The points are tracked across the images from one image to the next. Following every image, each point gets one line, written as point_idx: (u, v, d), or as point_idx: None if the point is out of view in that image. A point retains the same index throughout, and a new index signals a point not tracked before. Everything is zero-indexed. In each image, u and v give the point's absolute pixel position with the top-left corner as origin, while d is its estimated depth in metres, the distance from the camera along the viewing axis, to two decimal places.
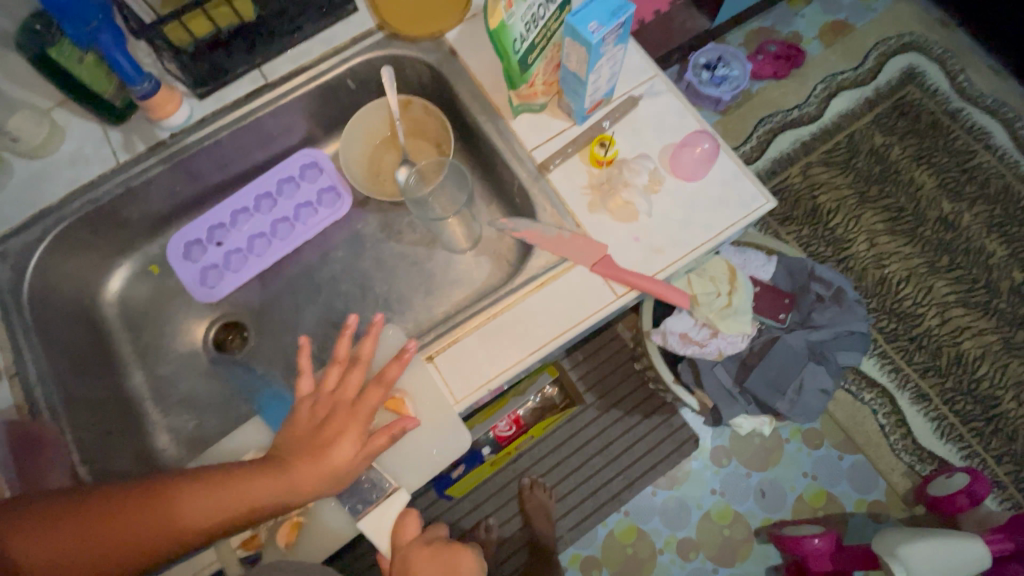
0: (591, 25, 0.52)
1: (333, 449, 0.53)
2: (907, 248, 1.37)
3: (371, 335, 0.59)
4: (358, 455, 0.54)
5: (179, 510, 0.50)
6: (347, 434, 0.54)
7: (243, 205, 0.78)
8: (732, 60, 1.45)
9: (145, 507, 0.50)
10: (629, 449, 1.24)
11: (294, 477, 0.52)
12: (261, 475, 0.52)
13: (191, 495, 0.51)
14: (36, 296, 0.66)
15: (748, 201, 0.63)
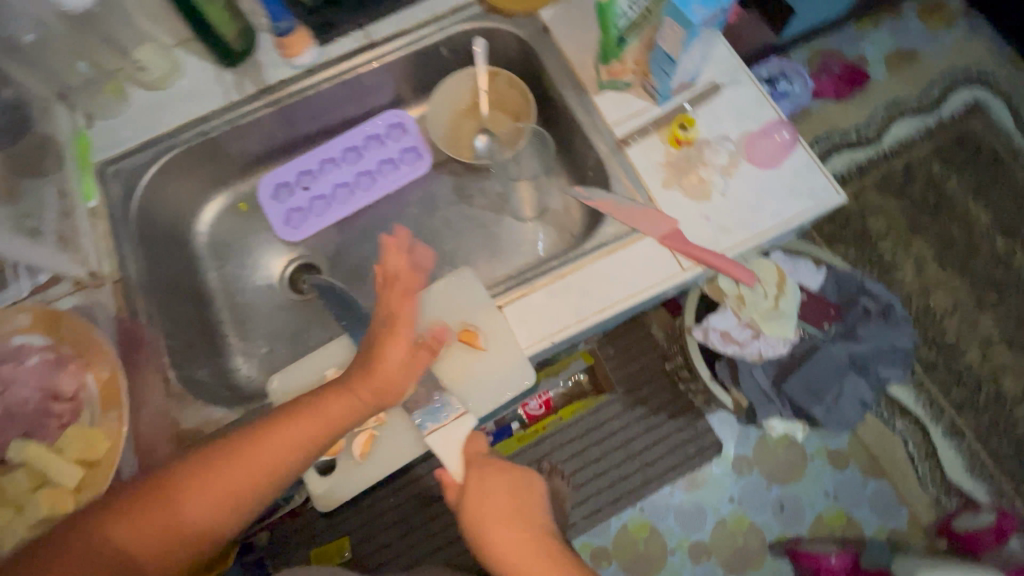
0: (695, 7, 0.56)
1: (381, 366, 0.54)
2: (956, 280, 1.35)
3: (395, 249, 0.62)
4: (409, 370, 0.55)
5: (239, 469, 0.48)
6: (392, 350, 0.55)
7: (331, 155, 0.84)
8: (794, 76, 1.39)
9: (202, 477, 0.47)
10: (650, 447, 1.25)
11: (347, 399, 0.53)
12: (310, 410, 0.52)
13: (244, 452, 0.49)
14: (141, 212, 0.73)
15: (819, 193, 0.65)
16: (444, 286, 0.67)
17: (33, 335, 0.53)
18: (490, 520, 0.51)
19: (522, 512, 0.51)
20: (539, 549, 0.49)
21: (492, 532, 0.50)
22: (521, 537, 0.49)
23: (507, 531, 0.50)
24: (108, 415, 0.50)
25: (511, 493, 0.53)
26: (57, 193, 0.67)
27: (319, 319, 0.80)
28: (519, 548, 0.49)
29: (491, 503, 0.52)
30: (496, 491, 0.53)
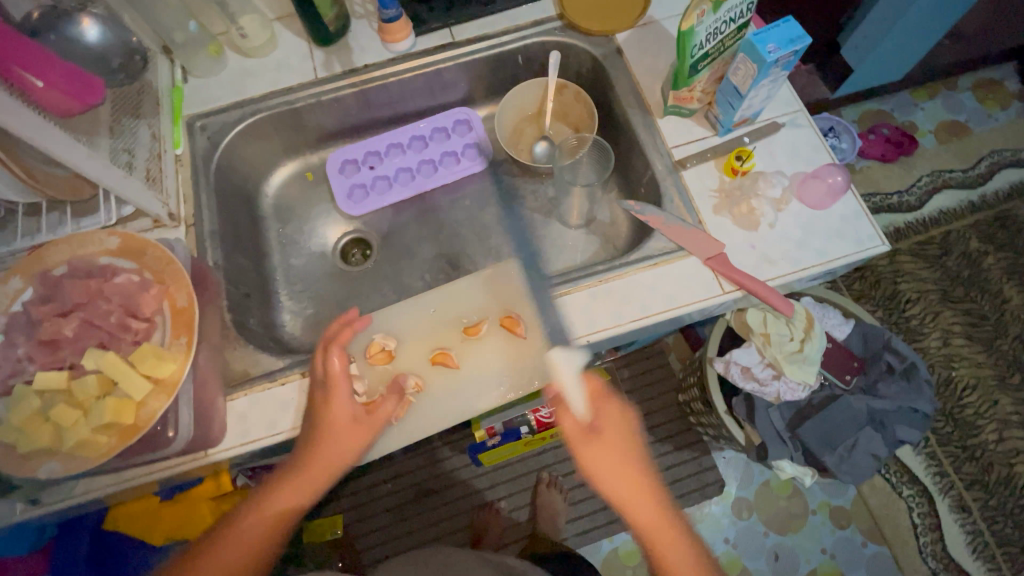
0: (770, 46, 0.59)
1: (332, 437, 0.54)
2: (980, 356, 1.32)
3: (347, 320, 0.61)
4: (361, 431, 0.55)
5: (225, 561, 0.50)
6: (343, 421, 0.55)
7: (398, 141, 0.89)
8: (844, 133, 1.41)
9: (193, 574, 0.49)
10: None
11: (312, 471, 0.53)
12: (282, 489, 0.53)
13: (226, 543, 0.51)
14: (220, 166, 0.78)
15: (863, 239, 0.67)
16: (493, 275, 0.71)
17: (120, 259, 0.58)
18: (615, 465, 0.51)
19: (643, 460, 0.53)
20: (655, 501, 0.51)
21: (616, 477, 0.51)
22: (641, 486, 0.51)
23: (630, 479, 0.51)
24: (178, 339, 0.54)
25: (634, 440, 0.53)
26: (150, 136, 0.72)
27: (363, 292, 0.84)
28: (638, 497, 0.51)
29: (616, 450, 0.52)
30: (623, 437, 0.52)
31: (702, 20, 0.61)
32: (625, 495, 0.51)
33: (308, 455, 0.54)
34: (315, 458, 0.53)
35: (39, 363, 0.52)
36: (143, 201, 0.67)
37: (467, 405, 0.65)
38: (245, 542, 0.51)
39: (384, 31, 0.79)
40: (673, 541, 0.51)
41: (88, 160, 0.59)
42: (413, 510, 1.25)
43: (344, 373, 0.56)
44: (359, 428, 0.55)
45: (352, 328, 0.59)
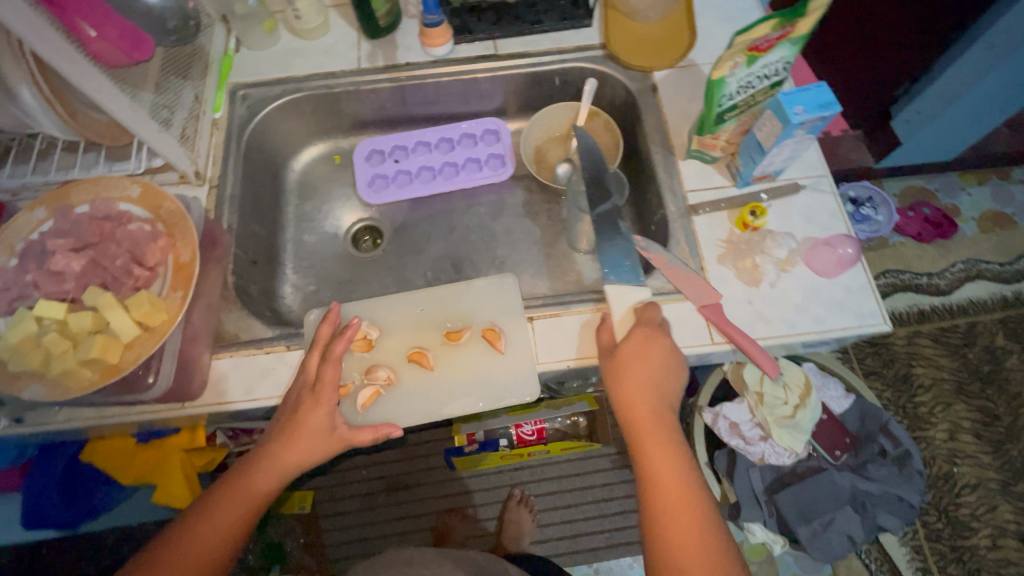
0: (797, 108, 0.59)
1: (305, 441, 0.57)
2: (985, 456, 1.27)
3: (344, 337, 0.60)
4: (332, 443, 0.58)
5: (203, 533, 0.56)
6: (319, 429, 0.57)
7: (426, 140, 0.91)
8: (881, 204, 1.39)
9: (177, 541, 0.55)
10: (623, 513, 1.24)
11: (286, 468, 0.57)
12: (255, 481, 0.57)
13: (204, 519, 0.56)
14: (253, 136, 0.81)
15: (865, 315, 0.66)
16: (487, 285, 0.72)
17: (137, 207, 0.60)
18: (631, 381, 0.58)
19: (661, 392, 0.58)
20: (659, 428, 0.57)
21: (628, 395, 0.58)
22: (652, 411, 0.57)
23: (641, 400, 0.57)
24: (174, 292, 0.56)
25: (659, 372, 0.58)
26: (193, 97, 0.76)
27: (366, 278, 0.86)
28: (643, 418, 0.57)
29: (636, 370, 0.58)
30: (645, 366, 0.58)
31: (733, 73, 0.61)
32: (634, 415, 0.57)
33: (283, 454, 0.57)
34: (291, 457, 0.57)
35: (43, 291, 0.55)
36: (173, 156, 0.70)
37: (434, 407, 0.66)
38: (221, 521, 0.56)
39: (423, 34, 0.81)
40: (667, 472, 0.55)
41: (127, 110, 0.62)
42: (381, 501, 1.26)
43: (331, 386, 0.58)
44: (332, 441, 0.58)
45: (346, 339, 0.59)
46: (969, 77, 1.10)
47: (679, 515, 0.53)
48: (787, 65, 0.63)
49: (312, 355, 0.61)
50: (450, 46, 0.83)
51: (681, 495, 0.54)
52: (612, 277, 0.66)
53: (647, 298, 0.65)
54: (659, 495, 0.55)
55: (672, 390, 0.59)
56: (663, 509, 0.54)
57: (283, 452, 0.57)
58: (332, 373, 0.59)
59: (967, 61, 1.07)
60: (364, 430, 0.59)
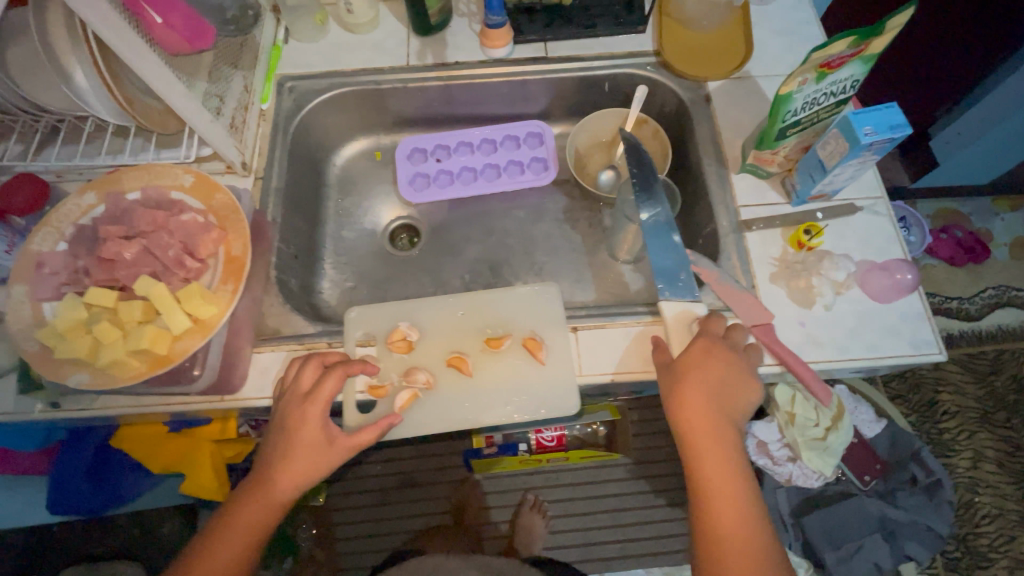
0: (866, 128, 0.57)
1: (303, 453, 0.55)
2: (1007, 487, 1.22)
3: (337, 373, 0.58)
4: (332, 455, 0.56)
5: (222, 554, 0.55)
6: (314, 440, 0.56)
7: (469, 140, 0.90)
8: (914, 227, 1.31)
9: (209, 547, 0.55)
10: (638, 524, 1.22)
11: (296, 480, 0.55)
12: (256, 507, 0.55)
13: (217, 542, 0.55)
14: (298, 129, 0.81)
15: (920, 343, 0.64)
16: (528, 292, 0.70)
17: (190, 197, 0.60)
18: (697, 389, 0.56)
19: (726, 401, 0.57)
20: (722, 439, 0.55)
21: (693, 404, 0.56)
22: (713, 423, 0.56)
23: (707, 409, 0.56)
24: (224, 286, 0.56)
25: (723, 379, 0.58)
26: (242, 87, 0.76)
27: (402, 277, 0.85)
28: (707, 427, 0.55)
29: (702, 377, 0.57)
30: (711, 373, 0.57)
31: (801, 89, 0.60)
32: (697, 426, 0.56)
33: (283, 472, 0.55)
34: (292, 474, 0.55)
35: (94, 278, 0.54)
36: (221, 146, 0.69)
37: (470, 415, 0.65)
38: (235, 542, 0.55)
39: (484, 35, 0.79)
40: (726, 484, 0.55)
41: (181, 97, 0.61)
42: (394, 498, 1.25)
43: (319, 395, 0.57)
44: (331, 451, 0.56)
45: (349, 369, 0.59)
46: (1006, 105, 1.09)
47: (733, 524, 0.54)
48: (857, 83, 0.61)
49: (308, 366, 0.60)
50: (509, 48, 0.81)
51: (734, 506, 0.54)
52: (668, 293, 0.65)
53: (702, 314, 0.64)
54: (715, 504, 0.54)
55: (739, 398, 0.58)
56: (718, 520, 0.54)
57: (282, 469, 0.55)
58: (328, 388, 0.57)
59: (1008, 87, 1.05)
60: (363, 433, 0.57)
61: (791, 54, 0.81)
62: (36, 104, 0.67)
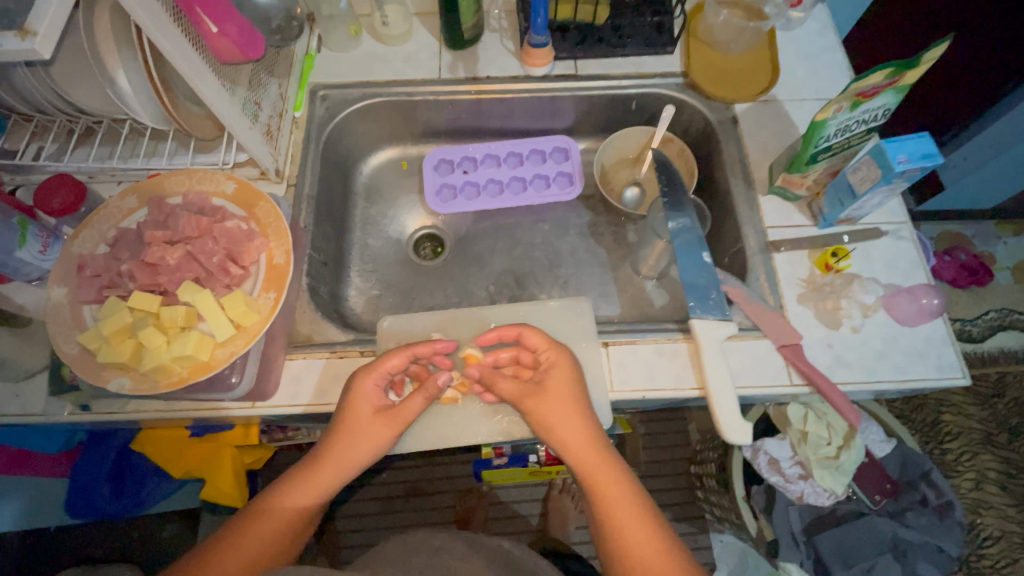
0: (900, 156, 0.58)
1: (359, 429, 0.56)
2: (1010, 509, 1.21)
3: (400, 352, 0.59)
4: (387, 428, 0.56)
5: (256, 536, 0.52)
6: (371, 413, 0.56)
7: (496, 153, 0.91)
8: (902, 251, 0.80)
9: (237, 546, 0.52)
10: None
11: (344, 462, 0.55)
12: (299, 494, 0.55)
13: (249, 528, 0.53)
14: (330, 137, 0.82)
15: (945, 367, 0.65)
16: (559, 307, 0.71)
17: (232, 204, 0.61)
18: (565, 415, 0.55)
19: (590, 418, 0.56)
20: (603, 462, 0.54)
21: (562, 425, 0.55)
22: (588, 438, 0.55)
23: (576, 433, 0.55)
24: (267, 293, 0.56)
25: (581, 394, 0.57)
26: (278, 94, 0.76)
27: (427, 286, 0.85)
28: (585, 454, 0.54)
29: (564, 401, 0.56)
30: (568, 391, 0.56)
31: (836, 115, 0.61)
32: (573, 452, 0.55)
33: (337, 452, 0.55)
34: (348, 452, 0.55)
35: (137, 282, 0.55)
36: (258, 153, 0.70)
37: (502, 429, 0.66)
38: (276, 527, 0.54)
39: (526, 53, 0.81)
40: (618, 505, 0.53)
41: (226, 105, 0.61)
42: (400, 506, 1.24)
43: (381, 368, 0.58)
44: (389, 427, 0.56)
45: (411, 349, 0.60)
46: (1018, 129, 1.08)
47: (642, 537, 0.52)
48: (890, 111, 0.63)
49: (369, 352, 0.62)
50: (550, 67, 0.83)
51: (639, 521, 0.53)
52: (699, 311, 0.66)
53: (733, 332, 0.64)
54: (619, 525, 0.53)
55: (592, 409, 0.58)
56: (626, 536, 0.52)
57: (338, 449, 0.55)
58: (394, 363, 0.59)
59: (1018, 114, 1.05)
60: (412, 404, 0.57)
61: (816, 79, 0.83)
62: (75, 105, 0.67)
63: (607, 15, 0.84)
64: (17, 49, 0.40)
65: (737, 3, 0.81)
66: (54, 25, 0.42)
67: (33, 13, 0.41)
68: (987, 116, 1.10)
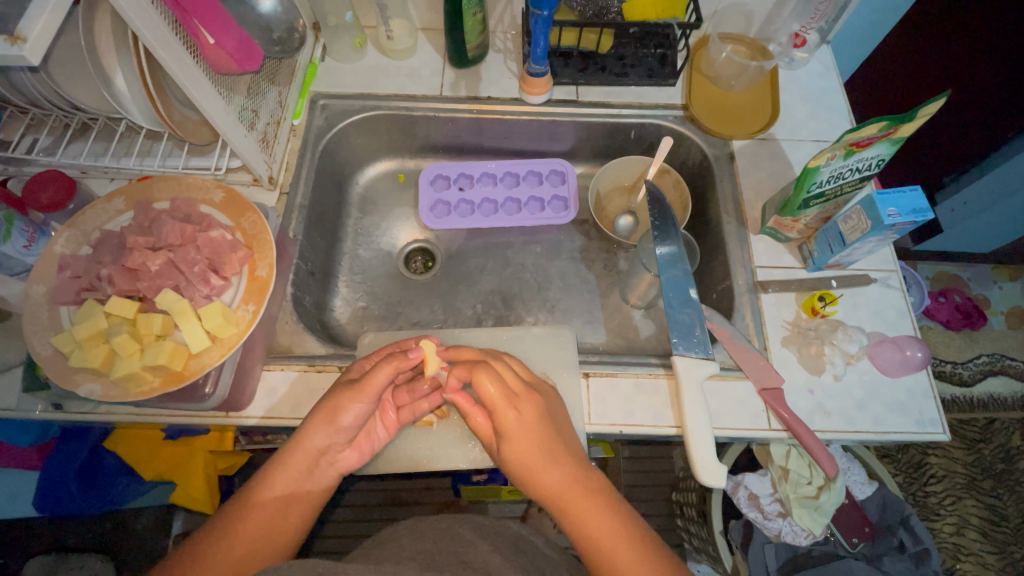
0: (890, 210, 0.58)
1: (330, 404, 0.55)
2: (989, 555, 1.20)
3: (393, 346, 0.62)
4: (356, 397, 0.55)
5: (246, 533, 0.51)
6: (341, 390, 0.56)
7: (492, 173, 0.91)
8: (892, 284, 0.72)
9: (224, 536, 0.50)
10: None
11: (320, 430, 0.55)
12: (282, 477, 0.54)
13: (236, 522, 0.51)
14: (328, 146, 0.82)
15: (925, 422, 0.65)
16: (543, 334, 0.71)
17: (219, 212, 0.61)
18: (536, 455, 0.53)
19: (562, 449, 0.54)
20: (582, 486, 0.53)
21: (537, 465, 0.53)
22: (566, 473, 0.53)
23: (547, 462, 0.53)
24: (246, 305, 0.56)
25: (552, 429, 0.55)
26: (277, 102, 0.76)
27: (415, 300, 0.85)
28: (563, 484, 0.52)
29: (531, 432, 0.53)
30: (534, 420, 0.54)
31: (829, 163, 0.61)
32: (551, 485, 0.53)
33: (303, 429, 0.55)
34: (309, 425, 0.55)
35: (116, 287, 0.55)
36: (251, 159, 0.69)
37: (477, 453, 0.66)
38: (257, 517, 0.52)
39: (525, 81, 0.81)
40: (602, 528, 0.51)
41: (221, 112, 0.61)
42: (377, 515, 1.21)
43: (370, 357, 0.61)
44: (356, 399, 0.55)
45: (400, 345, 0.62)
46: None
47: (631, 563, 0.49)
48: (883, 162, 0.63)
49: None
50: (548, 95, 0.83)
51: (625, 542, 0.50)
52: (682, 348, 0.66)
53: (714, 372, 0.64)
54: (609, 554, 0.50)
55: (566, 439, 0.56)
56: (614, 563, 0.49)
57: (310, 423, 0.55)
58: (383, 352, 0.62)
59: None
60: (378, 372, 0.55)
61: (816, 121, 0.83)
62: (71, 102, 0.67)
63: (610, 45, 0.84)
64: (6, 54, 0.40)
65: (741, 41, 0.84)
66: (46, 30, 0.42)
67: (25, 20, 0.41)
68: (993, 159, 1.09)
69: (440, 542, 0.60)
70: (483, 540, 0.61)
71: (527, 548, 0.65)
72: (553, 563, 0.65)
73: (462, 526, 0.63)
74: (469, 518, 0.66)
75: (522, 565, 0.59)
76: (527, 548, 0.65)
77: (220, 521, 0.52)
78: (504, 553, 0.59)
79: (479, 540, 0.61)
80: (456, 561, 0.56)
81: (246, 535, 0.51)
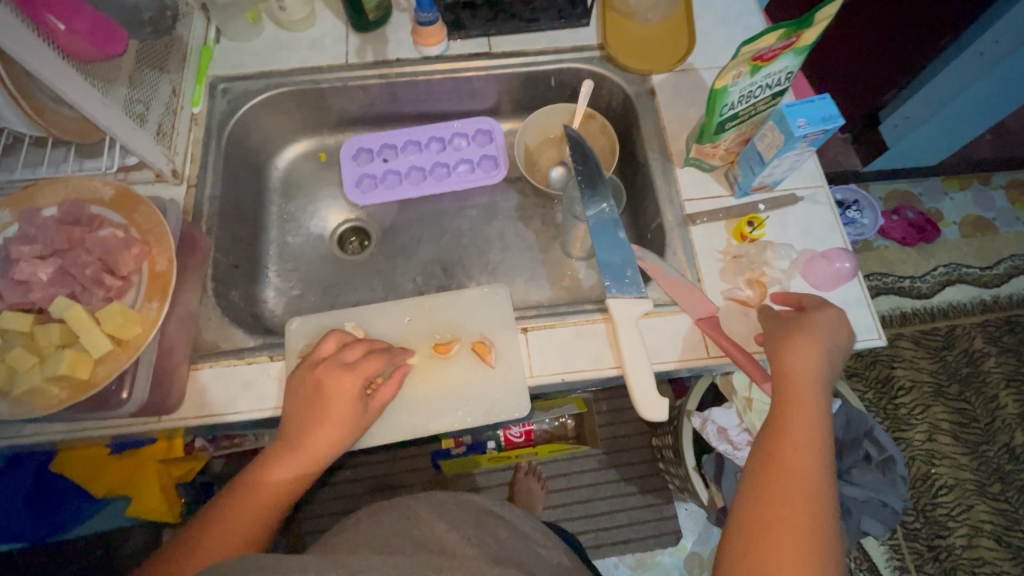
0: (800, 120, 0.57)
1: (335, 411, 0.54)
2: (962, 457, 1.24)
3: (377, 357, 0.59)
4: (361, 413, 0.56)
5: (229, 520, 0.51)
6: (344, 402, 0.55)
7: (417, 139, 0.88)
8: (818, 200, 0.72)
9: (216, 521, 0.50)
10: (626, 510, 1.25)
11: (321, 444, 0.54)
12: (285, 469, 0.53)
13: (227, 514, 0.51)
14: (235, 131, 0.78)
15: (860, 329, 0.65)
16: (477, 296, 0.70)
17: (111, 211, 0.58)
18: (803, 354, 0.55)
19: (824, 368, 0.55)
20: (815, 416, 0.52)
21: (799, 357, 0.55)
22: (809, 383, 0.54)
23: (808, 372, 0.54)
24: (150, 303, 0.54)
25: (830, 350, 0.56)
26: (170, 92, 0.73)
27: (353, 281, 0.83)
28: (803, 402, 0.53)
29: (812, 342, 0.55)
30: (825, 341, 0.56)
31: (737, 81, 0.60)
32: (794, 413, 0.52)
33: (309, 434, 0.53)
34: (315, 437, 0.53)
35: (8, 301, 0.52)
36: (148, 154, 0.66)
37: (419, 423, 0.64)
38: (254, 504, 0.52)
39: (417, 33, 0.78)
40: (810, 473, 0.48)
41: (100, 107, 0.57)
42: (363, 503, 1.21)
43: (355, 363, 0.57)
44: (361, 418, 0.56)
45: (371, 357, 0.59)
46: (1009, 43, 0.95)
47: (801, 508, 0.46)
48: (792, 75, 0.62)
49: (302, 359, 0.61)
50: (445, 46, 0.80)
51: (803, 488, 0.48)
52: (615, 290, 0.65)
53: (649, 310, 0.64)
54: (794, 481, 0.48)
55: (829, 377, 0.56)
56: (789, 489, 0.48)
57: (317, 429, 0.54)
58: (370, 365, 0.58)
59: (987, 40, 0.98)
60: (386, 390, 0.59)
61: (733, 45, 0.82)
62: None
63: None
64: None
65: None
66: None
67: None
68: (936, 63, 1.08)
69: (398, 523, 0.57)
70: (442, 518, 0.58)
71: (490, 522, 0.63)
72: (513, 529, 0.64)
73: (420, 506, 0.60)
74: (432, 496, 0.63)
75: (479, 539, 0.56)
76: (490, 519, 0.63)
77: (212, 510, 0.52)
78: (459, 526, 0.58)
79: (437, 519, 0.58)
80: (409, 545, 0.53)
81: (237, 521, 0.51)
